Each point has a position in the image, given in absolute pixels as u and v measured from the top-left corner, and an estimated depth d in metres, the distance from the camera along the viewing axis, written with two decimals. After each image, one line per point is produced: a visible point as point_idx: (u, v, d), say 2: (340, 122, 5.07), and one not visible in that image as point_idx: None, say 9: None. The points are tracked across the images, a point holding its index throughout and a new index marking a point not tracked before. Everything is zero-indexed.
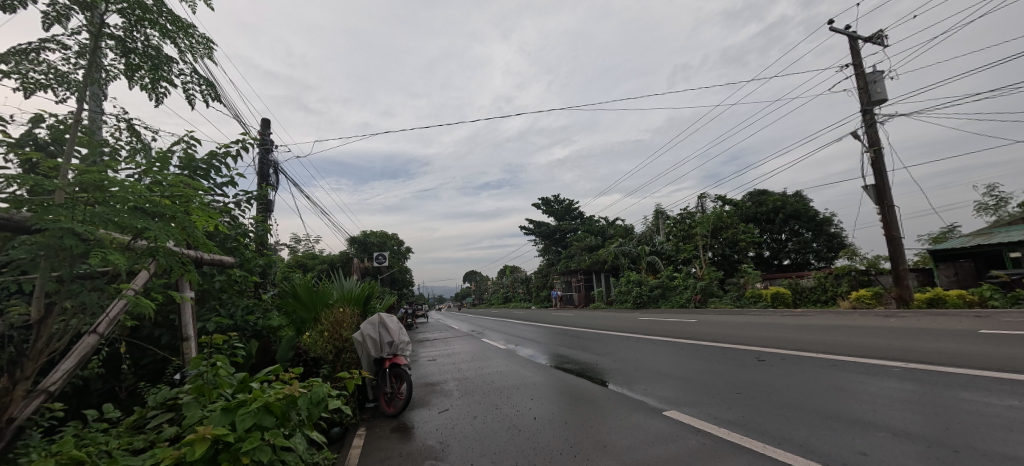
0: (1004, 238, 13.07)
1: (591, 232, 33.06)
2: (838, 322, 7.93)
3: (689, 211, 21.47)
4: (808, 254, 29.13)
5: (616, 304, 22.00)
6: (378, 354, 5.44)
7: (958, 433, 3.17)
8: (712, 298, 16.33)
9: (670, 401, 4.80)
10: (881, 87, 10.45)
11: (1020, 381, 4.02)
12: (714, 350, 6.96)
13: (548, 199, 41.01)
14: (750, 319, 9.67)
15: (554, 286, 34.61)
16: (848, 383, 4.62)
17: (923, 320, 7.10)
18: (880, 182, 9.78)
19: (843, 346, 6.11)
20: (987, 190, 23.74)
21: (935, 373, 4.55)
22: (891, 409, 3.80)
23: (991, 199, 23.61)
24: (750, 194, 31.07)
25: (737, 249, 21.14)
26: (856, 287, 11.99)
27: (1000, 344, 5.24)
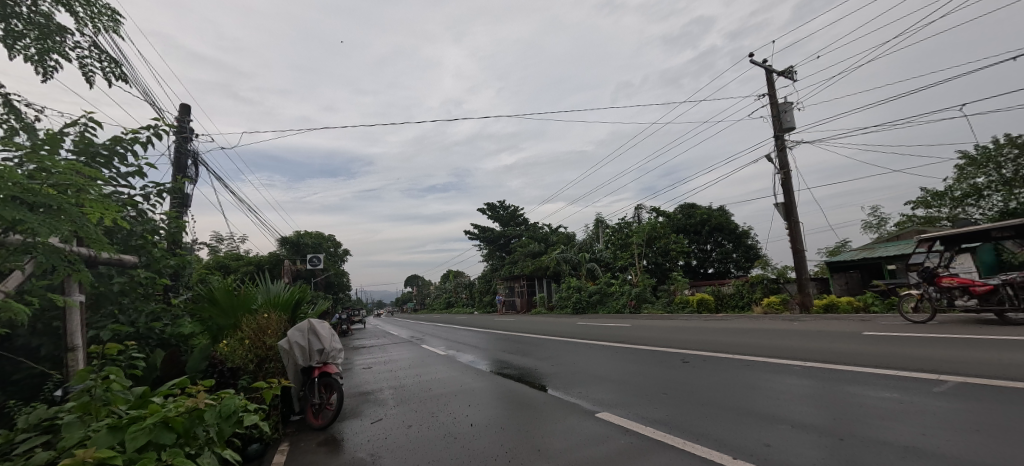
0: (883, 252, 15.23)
1: (534, 238, 33.72)
2: (752, 326, 8.74)
3: (626, 221, 22.71)
4: (730, 263, 31.90)
5: (556, 309, 22.56)
6: (307, 362, 5.10)
7: (847, 423, 3.60)
8: (646, 304, 17.28)
9: (603, 403, 4.99)
10: (791, 116, 11.77)
11: (892, 375, 4.69)
12: (646, 352, 7.36)
13: (494, 204, 41.21)
14: (678, 324, 10.36)
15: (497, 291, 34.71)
16: (758, 380, 5.09)
17: (820, 324, 8.04)
18: (789, 200, 10.97)
19: (756, 347, 6.74)
20: (871, 211, 27.62)
21: (827, 370, 5.16)
22: (792, 403, 4.25)
23: (874, 219, 27.49)
24: (681, 207, 33.51)
25: (669, 258, 22.60)
26: (768, 294, 13.31)
27: (878, 344, 6.07)
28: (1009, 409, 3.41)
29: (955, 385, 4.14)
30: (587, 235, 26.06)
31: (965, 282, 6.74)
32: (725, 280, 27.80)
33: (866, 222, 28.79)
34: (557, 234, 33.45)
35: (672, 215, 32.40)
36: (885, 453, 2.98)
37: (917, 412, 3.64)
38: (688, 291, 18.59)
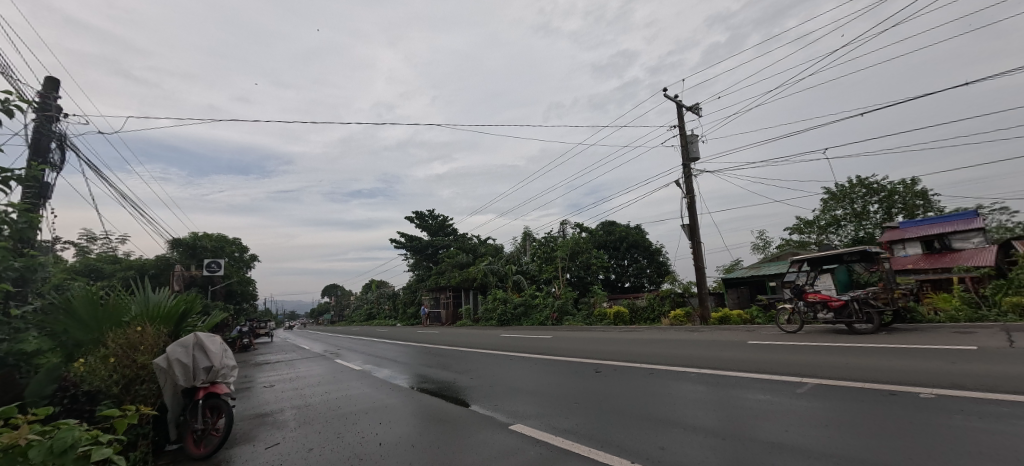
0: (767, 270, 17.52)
1: (463, 249, 33.59)
2: (658, 337, 9.46)
3: (552, 235, 23.72)
4: (644, 278, 34.50)
5: (481, 321, 22.51)
6: (189, 383, 4.47)
7: (730, 423, 4.01)
8: (567, 316, 17.94)
9: (518, 415, 5.04)
10: (696, 148, 13.18)
11: (768, 379, 5.34)
12: (564, 363, 7.60)
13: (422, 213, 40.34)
14: (595, 335, 10.89)
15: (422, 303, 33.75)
16: (661, 387, 5.50)
17: (715, 334, 8.95)
18: (693, 222, 12.16)
19: (660, 357, 7.29)
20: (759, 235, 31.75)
21: (718, 376, 5.73)
22: (687, 407, 4.64)
23: (761, 241, 31.64)
24: (602, 224, 35.93)
25: (590, 272, 23.85)
26: (674, 306, 14.55)
27: (759, 352, 6.91)
28: (851, 406, 4.04)
29: (813, 385, 4.83)
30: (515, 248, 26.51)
31: (824, 298, 7.92)
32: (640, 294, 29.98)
33: (754, 245, 33.03)
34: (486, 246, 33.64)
35: (595, 231, 34.40)
36: (757, 449, 3.36)
37: (784, 410, 4.18)
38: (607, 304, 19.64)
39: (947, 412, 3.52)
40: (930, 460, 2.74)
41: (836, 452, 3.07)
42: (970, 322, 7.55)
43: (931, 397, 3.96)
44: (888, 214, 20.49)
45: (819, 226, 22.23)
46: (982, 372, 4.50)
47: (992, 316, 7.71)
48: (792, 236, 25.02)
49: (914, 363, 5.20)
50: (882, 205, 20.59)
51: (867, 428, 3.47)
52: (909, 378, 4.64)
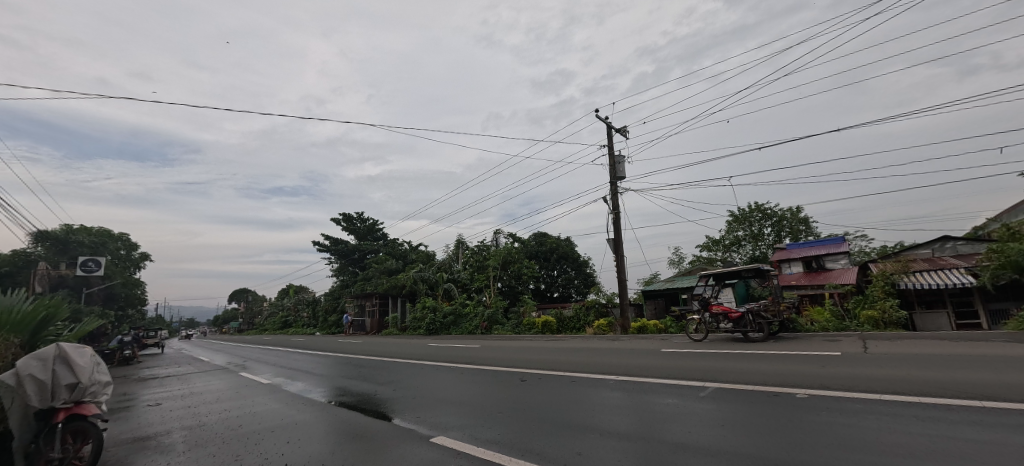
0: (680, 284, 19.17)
1: (392, 255, 32.48)
2: (582, 346, 9.86)
3: (485, 244, 25.32)
4: (571, 288, 35.99)
5: (408, 330, 21.79)
6: (49, 402, 3.77)
7: (643, 427, 4.28)
8: (496, 326, 18.02)
9: (441, 426, 4.94)
10: (622, 168, 14.10)
11: (676, 384, 5.79)
12: (491, 373, 7.59)
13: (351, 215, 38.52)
14: (522, 344, 11.07)
15: (345, 311, 31.77)
16: (582, 394, 5.73)
17: (632, 343, 9.54)
18: (617, 236, 12.93)
19: (583, 365, 7.60)
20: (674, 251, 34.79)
21: (633, 382, 6.10)
22: (604, 413, 4.86)
23: (675, 257, 34.71)
24: (535, 234, 37.06)
25: (520, 281, 25.19)
26: (598, 316, 15.26)
27: (670, 359, 7.49)
28: (744, 407, 4.50)
29: (714, 389, 5.32)
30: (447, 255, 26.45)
31: (726, 310, 8.80)
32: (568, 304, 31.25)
33: (670, 259, 36.04)
34: (418, 252, 32.85)
35: (526, 241, 35.72)
36: (664, 450, 3.61)
37: (689, 412, 4.56)
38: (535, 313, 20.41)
39: (816, 409, 4.07)
40: (801, 450, 3.15)
41: (730, 448, 3.43)
42: (836, 331, 8.86)
43: (804, 396, 4.55)
44: (778, 236, 23.52)
45: (724, 245, 24.82)
46: (843, 374, 5.29)
47: (852, 326, 9.12)
48: (703, 253, 27.65)
49: (793, 368, 5.96)
50: (774, 228, 23.58)
51: (755, 425, 3.90)
52: (789, 381, 5.30)
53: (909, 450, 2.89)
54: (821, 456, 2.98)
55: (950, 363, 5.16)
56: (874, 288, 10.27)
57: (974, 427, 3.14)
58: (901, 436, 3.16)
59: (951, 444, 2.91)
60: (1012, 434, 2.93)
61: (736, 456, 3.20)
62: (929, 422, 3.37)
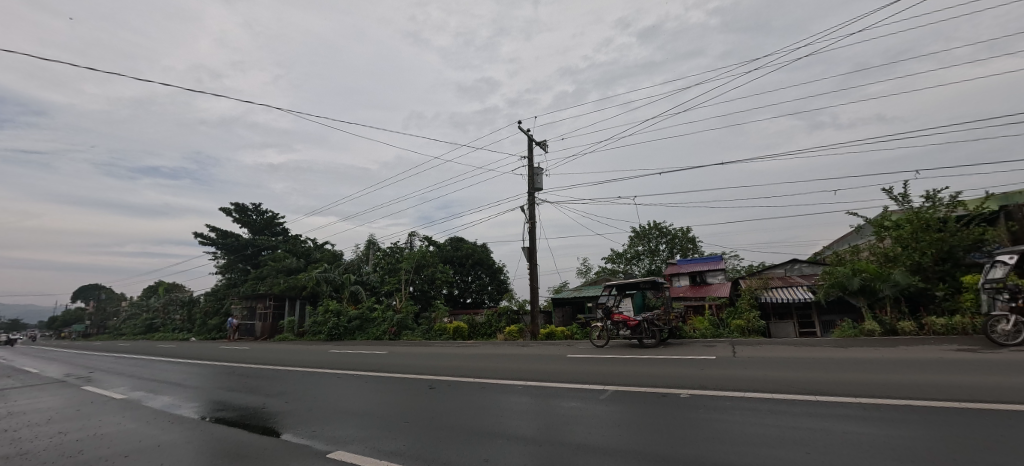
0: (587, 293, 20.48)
1: (293, 253, 29.66)
2: (492, 352, 9.93)
3: (399, 248, 25.25)
4: (485, 295, 36.45)
5: (307, 336, 20.02)
6: None
7: (545, 429, 4.31)
8: (405, 331, 17.38)
9: (338, 440, 4.53)
10: (541, 180, 14.66)
11: (580, 388, 6.07)
12: (398, 381, 7.22)
13: (246, 207, 34.48)
14: (432, 351, 10.81)
15: (229, 313, 27.92)
16: (491, 400, 5.70)
17: (541, 349, 9.89)
18: (532, 245, 13.38)
19: (493, 371, 7.63)
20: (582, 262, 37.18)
21: (541, 387, 6.25)
22: (512, 418, 4.87)
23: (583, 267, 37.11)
24: (451, 239, 36.97)
25: (433, 286, 25.49)
26: (509, 323, 15.63)
27: (575, 364, 7.88)
28: (638, 406, 4.85)
29: (612, 392, 5.67)
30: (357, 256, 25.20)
31: (625, 318, 9.55)
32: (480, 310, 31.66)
33: (578, 269, 38.50)
34: (324, 252, 30.51)
35: (442, 245, 35.40)
36: (567, 450, 3.71)
37: (589, 413, 4.73)
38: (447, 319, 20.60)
39: (697, 406, 4.52)
40: (683, 444, 3.42)
41: (619, 444, 3.57)
42: (712, 338, 10.12)
43: (688, 396, 5.05)
44: (671, 252, 26.40)
45: (627, 258, 27.10)
46: (717, 375, 6.04)
47: (725, 334, 10.51)
48: (607, 264, 29.88)
49: (678, 370, 6.65)
50: (668, 245, 26.43)
51: (645, 422, 4.16)
52: (675, 382, 5.89)
53: (768, 439, 3.34)
54: (700, 448, 3.28)
55: (794, 364, 6.19)
56: (743, 301, 11.97)
57: (815, 417, 3.76)
58: (761, 427, 3.64)
59: (798, 432, 3.42)
60: (839, 423, 3.57)
61: (628, 452, 3.36)
62: (782, 414, 3.95)
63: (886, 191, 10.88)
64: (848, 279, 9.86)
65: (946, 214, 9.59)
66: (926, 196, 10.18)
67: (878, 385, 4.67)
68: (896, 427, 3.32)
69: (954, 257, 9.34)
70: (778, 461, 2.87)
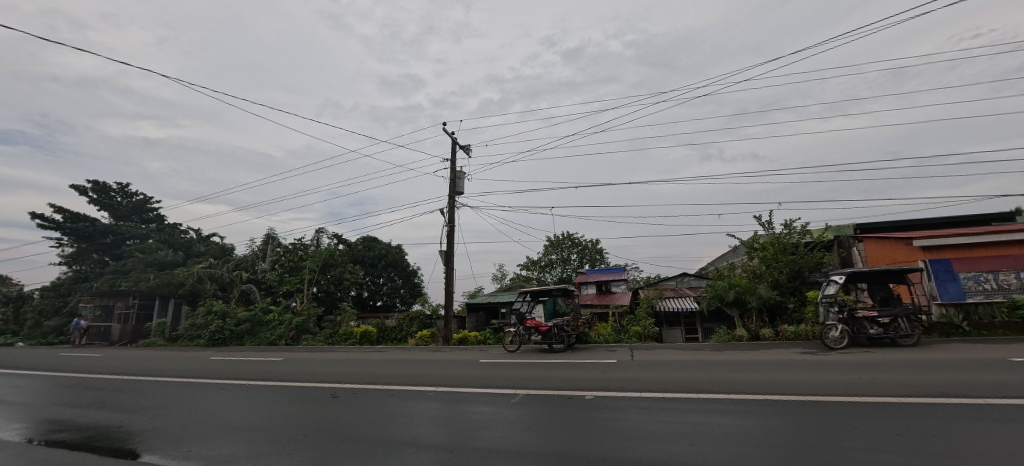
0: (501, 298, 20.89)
1: (168, 244, 25.41)
2: (403, 357, 9.59)
3: (303, 244, 22.99)
4: (396, 298, 35.07)
5: (180, 341, 17.24)
6: None
7: (456, 434, 4.25)
8: (305, 336, 15.91)
9: (217, 460, 3.93)
10: (462, 184, 14.64)
11: (491, 392, 6.12)
12: (295, 390, 6.58)
13: (107, 186, 28.85)
14: (336, 357, 10.06)
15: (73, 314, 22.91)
16: (399, 408, 5.45)
17: (454, 354, 9.80)
18: (450, 249, 13.25)
19: (403, 377, 7.37)
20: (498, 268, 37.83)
21: (453, 393, 6.18)
22: (421, 426, 4.68)
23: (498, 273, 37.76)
24: (364, 238, 34.98)
25: (341, 288, 24.16)
26: (421, 328, 15.39)
27: (487, 369, 7.96)
28: (546, 408, 5.01)
29: (523, 395, 5.81)
30: (252, 251, 23.32)
31: (537, 324, 9.89)
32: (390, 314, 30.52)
33: (493, 275, 39.07)
34: (209, 245, 26.71)
35: (353, 244, 33.32)
36: (478, 455, 3.68)
37: (500, 417, 4.79)
38: (353, 323, 19.45)
39: (600, 407, 4.87)
40: (588, 442, 3.64)
41: (528, 446, 3.69)
42: (613, 343, 10.98)
43: (592, 397, 5.42)
44: (581, 262, 28.15)
45: (540, 266, 28.20)
46: (616, 378, 6.58)
47: (624, 339, 11.47)
48: (522, 271, 30.77)
49: (583, 373, 7.11)
50: (578, 255, 28.13)
51: (554, 423, 4.36)
52: (580, 385, 6.26)
53: (660, 434, 3.72)
54: (603, 445, 3.53)
55: (680, 367, 7.02)
56: (641, 309, 13.21)
57: (696, 413, 4.28)
58: (653, 424, 4.04)
59: (683, 427, 3.88)
60: (714, 416, 4.14)
61: (537, 453, 3.48)
62: (670, 411, 4.44)
63: (756, 217, 12.87)
64: (725, 291, 11.44)
65: (798, 240, 11.68)
66: (785, 224, 12.29)
67: (743, 383, 5.52)
68: (757, 419, 3.94)
69: (801, 276, 11.40)
70: (668, 453, 3.22)
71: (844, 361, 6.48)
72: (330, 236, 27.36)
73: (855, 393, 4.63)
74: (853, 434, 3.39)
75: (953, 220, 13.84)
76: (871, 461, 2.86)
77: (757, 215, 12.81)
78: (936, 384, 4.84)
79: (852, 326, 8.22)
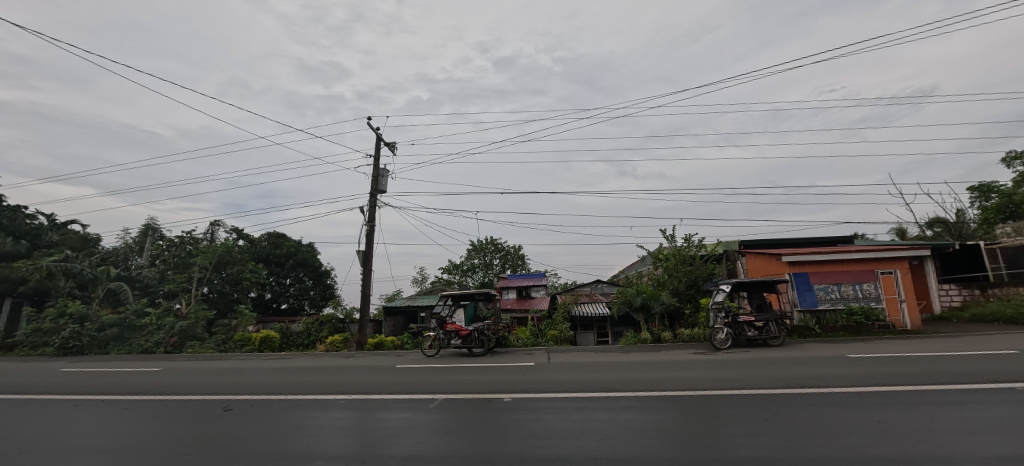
0: (421, 302, 20.41)
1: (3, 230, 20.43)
2: (310, 364, 8.86)
3: (193, 237, 20.11)
4: (304, 300, 32.34)
5: (13, 351, 13.92)
6: None
7: (369, 443, 4.04)
8: (191, 343, 13.89)
9: None
10: (385, 182, 14.06)
11: (407, 399, 5.92)
12: (175, 405, 5.72)
13: None
14: (229, 365, 8.95)
15: None
16: (305, 419, 5.00)
17: (368, 360, 9.32)
18: (369, 249, 12.62)
19: (309, 385, 6.81)
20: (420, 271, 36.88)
21: (366, 400, 5.87)
22: (331, 436, 4.33)
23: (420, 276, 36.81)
24: (269, 234, 31.77)
25: (239, 288, 21.88)
26: (332, 333, 14.40)
27: (404, 374, 7.71)
28: (465, 413, 4.97)
29: (441, 400, 5.71)
30: (125, 244, 20.02)
31: (457, 328, 9.85)
32: (296, 318, 28.09)
33: (414, 279, 37.97)
34: (64, 234, 22.14)
35: (255, 240, 30.09)
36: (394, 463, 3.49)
37: (418, 423, 4.66)
38: (252, 327, 17.51)
39: (517, 408, 4.99)
40: (505, 443, 3.71)
41: (447, 451, 3.64)
42: (531, 346, 11.32)
43: (510, 399, 5.53)
44: (503, 267, 28.61)
45: (463, 270, 28.08)
46: (533, 379, 6.81)
47: (542, 342, 11.90)
48: (444, 275, 30.33)
49: (502, 376, 7.23)
50: (501, 260, 28.59)
51: (472, 426, 4.36)
52: (499, 388, 6.36)
53: (573, 432, 3.93)
54: (520, 445, 3.63)
55: (593, 368, 7.50)
56: (559, 314, 13.82)
57: (607, 410, 4.60)
58: (567, 422, 4.26)
59: (593, 424, 4.15)
60: (621, 413, 4.49)
61: (456, 457, 3.46)
62: (582, 410, 4.72)
63: (662, 231, 14.22)
64: (634, 298, 12.46)
65: (694, 253, 13.20)
66: (685, 238, 13.79)
67: (645, 381, 6.07)
68: (657, 413, 4.37)
69: (696, 284, 12.88)
70: (581, 449, 3.42)
71: (726, 360, 7.47)
72: (228, 230, 24.35)
73: (733, 387, 5.37)
74: (731, 422, 3.93)
75: (809, 241, 16.72)
76: (744, 444, 3.35)
77: (663, 229, 14.16)
78: (793, 377, 5.82)
79: (734, 330, 9.49)
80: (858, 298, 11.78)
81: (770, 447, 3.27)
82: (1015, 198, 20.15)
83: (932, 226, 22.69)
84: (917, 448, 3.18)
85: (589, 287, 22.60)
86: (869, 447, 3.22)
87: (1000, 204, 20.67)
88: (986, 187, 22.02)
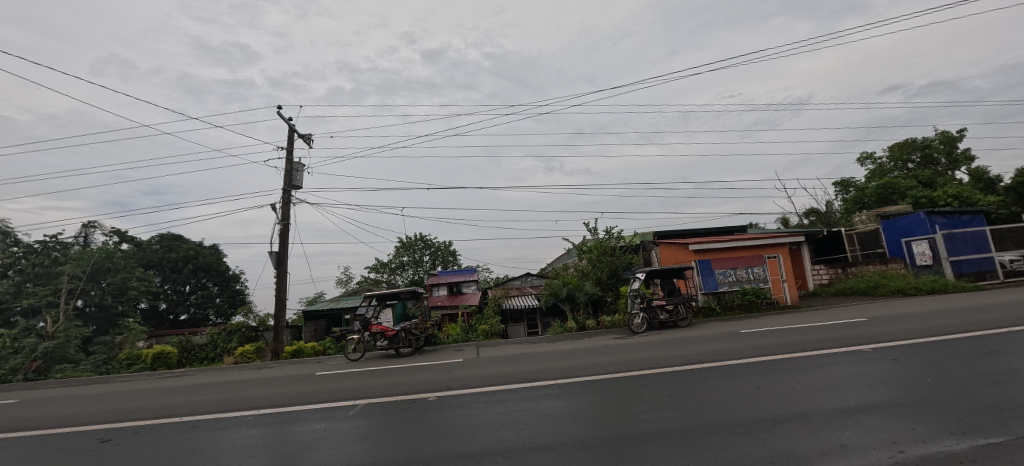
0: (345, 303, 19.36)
1: None
2: (214, 380, 7.97)
3: (62, 242, 17.18)
4: (208, 309, 29.10)
5: None
6: None
7: (275, 460, 3.75)
8: (60, 366, 11.79)
9: None
10: (300, 177, 13.05)
11: (325, 408, 5.57)
12: (34, 442, 4.80)
13: None
14: (113, 388, 7.79)
15: None
16: (204, 442, 4.50)
17: (283, 369, 8.68)
18: (282, 250, 11.64)
19: (211, 403, 6.17)
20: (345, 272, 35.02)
21: (277, 414, 5.43)
22: (234, 458, 3.93)
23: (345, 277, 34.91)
24: (162, 237, 28.12)
25: (124, 299, 19.17)
26: (242, 343, 13.11)
27: (323, 382, 7.31)
28: (387, 418, 4.77)
29: (361, 406, 5.46)
30: None
31: (383, 329, 9.47)
32: (197, 329, 25.18)
33: (336, 279, 35.95)
34: None
35: (142, 243, 26.43)
36: None
37: (334, 433, 4.44)
38: (140, 343, 15.41)
39: (441, 407, 4.96)
40: (426, 444, 3.68)
41: (367, 459, 3.51)
42: (461, 342, 11.27)
43: (434, 398, 5.48)
44: (433, 264, 28.18)
45: (392, 268, 27.20)
46: (460, 376, 6.82)
47: (472, 338, 11.90)
48: (371, 274, 29.07)
49: (428, 376, 7.10)
50: (431, 257, 28.15)
51: (394, 431, 4.22)
52: (424, 387, 6.25)
53: (493, 425, 4.00)
54: (441, 444, 3.62)
55: (518, 360, 7.70)
56: (489, 308, 13.90)
57: (528, 401, 4.74)
58: (489, 416, 4.32)
59: (514, 415, 4.25)
60: (541, 401, 4.66)
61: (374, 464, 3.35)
62: (505, 402, 4.80)
63: (585, 224, 14.91)
64: (560, 289, 12.95)
65: (615, 244, 14.05)
66: (606, 231, 14.60)
67: (568, 369, 6.34)
68: (573, 399, 4.59)
69: (617, 273, 13.66)
70: (501, 441, 3.51)
71: (638, 343, 8.07)
72: (105, 232, 20.93)
73: (644, 367, 5.83)
74: (640, 401, 4.25)
75: (711, 231, 18.61)
76: (648, 419, 3.66)
77: (586, 223, 14.84)
78: (691, 354, 6.48)
79: (649, 313, 10.29)
80: (750, 280, 13.30)
81: (671, 419, 3.62)
82: (866, 191, 24.31)
83: (809, 217, 26.58)
84: (783, 407, 3.72)
85: (519, 280, 23.11)
86: (750, 410, 3.68)
87: (856, 196, 24.84)
88: (846, 182, 26.34)
